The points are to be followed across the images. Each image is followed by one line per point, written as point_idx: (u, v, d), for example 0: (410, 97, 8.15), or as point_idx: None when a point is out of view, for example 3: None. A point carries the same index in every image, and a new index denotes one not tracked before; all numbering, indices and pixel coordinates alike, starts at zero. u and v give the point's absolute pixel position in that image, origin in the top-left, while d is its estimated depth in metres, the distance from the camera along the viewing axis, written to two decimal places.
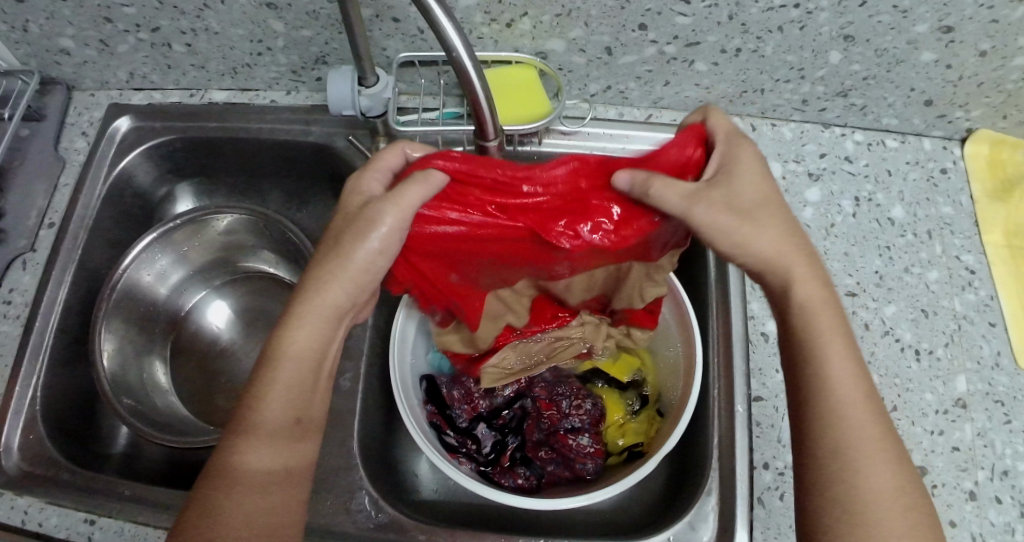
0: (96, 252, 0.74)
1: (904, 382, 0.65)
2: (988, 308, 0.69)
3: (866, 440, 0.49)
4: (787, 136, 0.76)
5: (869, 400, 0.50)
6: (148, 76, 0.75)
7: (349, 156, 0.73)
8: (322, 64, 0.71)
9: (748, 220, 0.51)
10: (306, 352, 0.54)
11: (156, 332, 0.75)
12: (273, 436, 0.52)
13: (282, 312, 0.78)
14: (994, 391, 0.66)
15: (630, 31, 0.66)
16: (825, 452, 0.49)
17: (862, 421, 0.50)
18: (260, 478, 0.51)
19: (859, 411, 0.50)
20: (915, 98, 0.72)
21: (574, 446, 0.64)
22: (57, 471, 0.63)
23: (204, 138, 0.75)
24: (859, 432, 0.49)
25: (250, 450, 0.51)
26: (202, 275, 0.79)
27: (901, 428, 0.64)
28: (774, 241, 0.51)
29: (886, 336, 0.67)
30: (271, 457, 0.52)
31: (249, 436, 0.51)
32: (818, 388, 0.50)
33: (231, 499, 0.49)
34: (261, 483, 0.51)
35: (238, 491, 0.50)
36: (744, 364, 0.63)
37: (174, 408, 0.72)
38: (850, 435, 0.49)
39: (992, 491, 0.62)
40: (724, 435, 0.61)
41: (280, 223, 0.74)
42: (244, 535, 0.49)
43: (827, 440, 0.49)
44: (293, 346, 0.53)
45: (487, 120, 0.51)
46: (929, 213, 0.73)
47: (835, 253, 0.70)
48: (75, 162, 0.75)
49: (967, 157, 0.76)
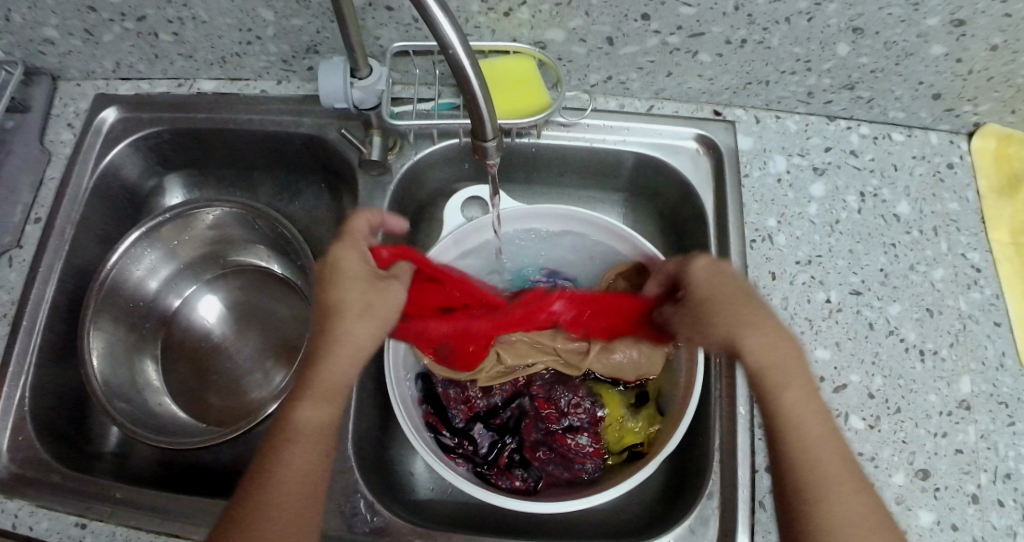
0: (83, 247, 0.72)
1: (908, 383, 0.64)
2: (993, 307, 0.68)
3: (842, 482, 0.49)
4: (792, 128, 0.74)
5: (840, 449, 0.50)
6: (134, 66, 0.72)
7: (341, 148, 0.70)
8: (313, 54, 0.69)
9: (709, 308, 0.54)
10: (350, 353, 0.54)
11: (146, 329, 0.74)
12: (321, 394, 0.53)
13: (275, 308, 0.77)
14: (998, 393, 0.65)
15: (632, 21, 0.64)
16: (790, 491, 0.50)
17: (836, 463, 0.49)
18: (309, 438, 0.52)
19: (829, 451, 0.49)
20: (923, 92, 0.70)
21: (573, 446, 0.64)
22: (48, 473, 0.62)
23: (193, 130, 0.73)
24: (831, 478, 0.49)
25: (301, 404, 0.52)
26: (192, 269, 0.77)
27: (906, 430, 0.63)
28: (741, 320, 0.53)
29: (891, 336, 0.65)
30: (310, 448, 0.51)
31: (303, 389, 0.53)
32: (792, 439, 0.50)
33: (287, 450, 0.51)
34: (308, 443, 0.51)
35: (278, 486, 0.50)
36: (746, 365, 0.62)
37: (165, 406, 0.71)
38: (825, 479, 0.49)
39: (995, 494, 0.62)
40: (726, 438, 0.61)
41: (272, 218, 0.73)
42: (292, 487, 0.50)
43: (799, 482, 0.49)
44: (347, 319, 0.54)
45: (486, 122, 0.49)
46: (936, 210, 0.71)
47: (840, 250, 0.68)
48: (61, 155, 0.73)
49: (973, 151, 0.74)
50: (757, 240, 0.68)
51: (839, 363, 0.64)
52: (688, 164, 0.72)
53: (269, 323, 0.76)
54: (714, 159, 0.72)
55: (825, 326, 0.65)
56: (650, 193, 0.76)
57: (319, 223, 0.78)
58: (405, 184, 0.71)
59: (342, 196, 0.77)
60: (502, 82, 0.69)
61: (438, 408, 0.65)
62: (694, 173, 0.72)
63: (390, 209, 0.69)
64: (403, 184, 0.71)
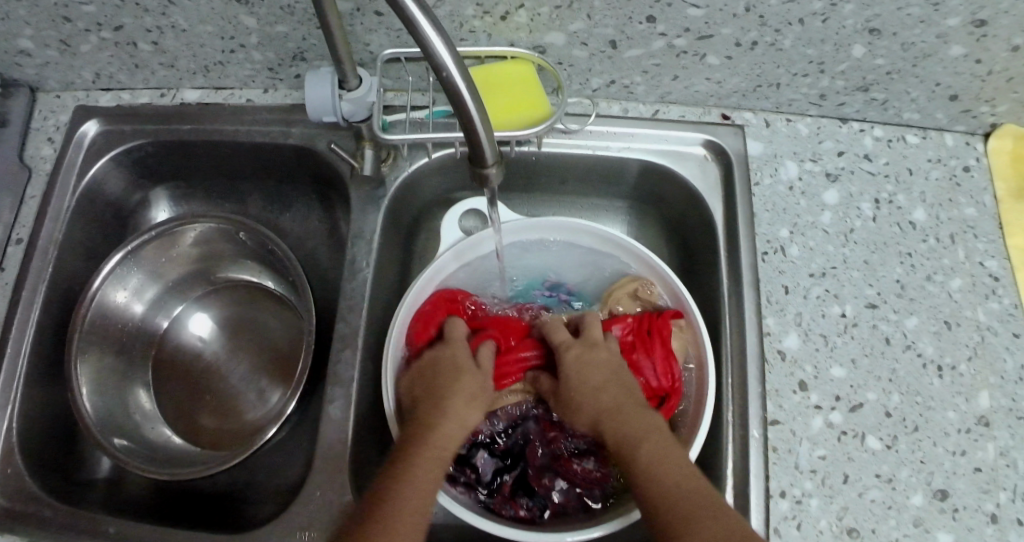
0: (68, 267, 0.69)
1: (926, 399, 0.62)
2: (1012, 318, 0.66)
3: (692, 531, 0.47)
4: (803, 131, 0.70)
5: (688, 498, 0.49)
6: (115, 76, 0.69)
7: (332, 160, 0.67)
8: (300, 61, 0.65)
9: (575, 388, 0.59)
10: (454, 433, 0.56)
11: (135, 349, 0.71)
12: (449, 425, 0.56)
13: (268, 325, 0.74)
14: (1018, 408, 0.63)
15: (636, 24, 0.61)
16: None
17: (687, 496, 0.49)
18: (433, 457, 0.53)
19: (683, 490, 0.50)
20: (941, 93, 0.67)
21: (579, 471, 0.61)
22: (38, 506, 0.60)
23: (178, 142, 0.70)
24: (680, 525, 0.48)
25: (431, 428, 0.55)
26: (182, 286, 0.74)
27: (923, 449, 0.61)
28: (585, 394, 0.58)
29: (908, 351, 0.63)
30: (434, 467, 0.53)
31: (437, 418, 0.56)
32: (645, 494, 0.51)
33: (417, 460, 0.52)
34: (432, 461, 0.53)
35: (400, 505, 0.49)
36: (759, 386, 0.60)
37: (158, 430, 0.69)
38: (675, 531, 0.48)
39: (1016, 513, 0.60)
40: (738, 460, 0.59)
41: (262, 234, 0.70)
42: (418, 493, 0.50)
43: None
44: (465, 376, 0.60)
45: (485, 147, 0.46)
46: (952, 216, 0.69)
47: (855, 261, 0.65)
48: (42, 171, 0.70)
49: (990, 153, 0.71)
50: (770, 252, 0.64)
51: (855, 381, 0.61)
52: (696, 170, 0.69)
53: (262, 341, 0.73)
54: (722, 165, 0.69)
55: (840, 342, 0.62)
56: (654, 200, 0.73)
57: (312, 236, 0.76)
58: (400, 197, 0.68)
59: (335, 208, 0.73)
60: (498, 90, 0.65)
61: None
62: (702, 180, 0.68)
63: (384, 224, 0.66)
64: (398, 196, 0.67)
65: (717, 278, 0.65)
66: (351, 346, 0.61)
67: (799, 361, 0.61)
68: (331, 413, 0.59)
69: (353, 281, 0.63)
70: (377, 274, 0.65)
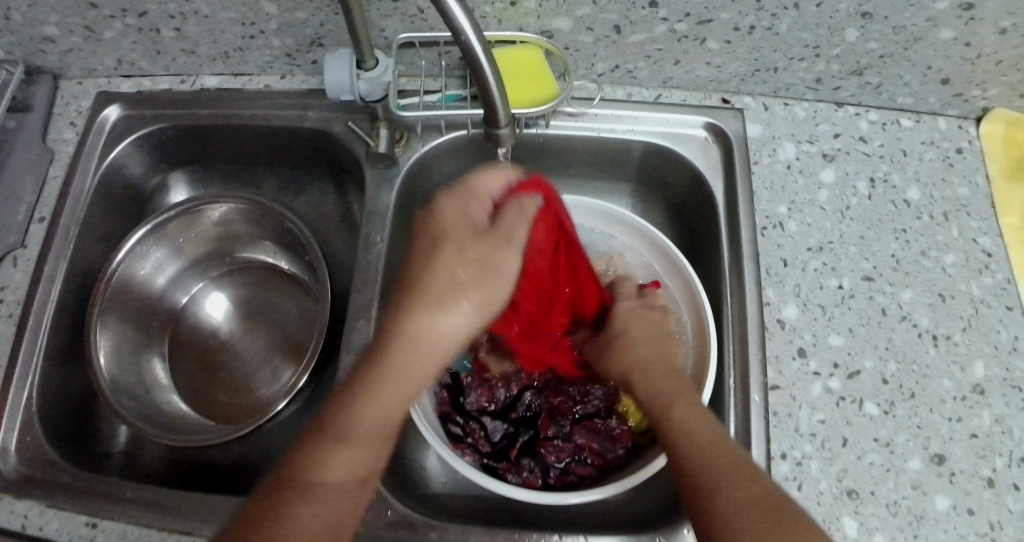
0: (88, 247, 0.71)
1: (922, 367, 0.64)
2: (1005, 292, 0.68)
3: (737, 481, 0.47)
4: (800, 115, 0.72)
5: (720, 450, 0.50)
6: (136, 63, 0.72)
7: (348, 141, 0.69)
8: (317, 47, 0.68)
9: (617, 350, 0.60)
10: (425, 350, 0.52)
11: (153, 326, 0.73)
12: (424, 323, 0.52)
13: (283, 306, 0.76)
14: (1012, 376, 0.65)
15: (640, 9, 0.63)
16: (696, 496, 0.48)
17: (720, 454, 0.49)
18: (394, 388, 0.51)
19: (738, 490, 0.47)
20: (932, 77, 0.69)
21: (602, 429, 0.64)
22: (56, 473, 0.62)
23: (197, 127, 0.72)
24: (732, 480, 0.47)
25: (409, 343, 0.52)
26: (200, 266, 0.76)
27: (921, 415, 0.63)
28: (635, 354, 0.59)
29: (903, 322, 0.65)
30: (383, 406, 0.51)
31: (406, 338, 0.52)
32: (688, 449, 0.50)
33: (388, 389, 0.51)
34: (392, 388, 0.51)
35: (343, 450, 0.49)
36: (760, 352, 0.62)
37: (172, 404, 0.71)
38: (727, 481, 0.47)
39: (1011, 478, 0.62)
40: (740, 424, 0.61)
41: (279, 214, 0.72)
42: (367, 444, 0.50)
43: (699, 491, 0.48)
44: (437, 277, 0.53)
45: (496, 101, 0.49)
46: (946, 194, 0.71)
47: (851, 237, 0.67)
48: (64, 153, 0.72)
49: (983, 137, 0.73)
50: (769, 227, 0.66)
51: (852, 349, 0.63)
52: (698, 151, 0.71)
53: (277, 320, 0.75)
54: (722, 147, 0.71)
55: (838, 312, 0.64)
56: (658, 181, 0.75)
57: (324, 218, 0.77)
58: (411, 177, 0.70)
59: (349, 191, 0.76)
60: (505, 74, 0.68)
61: (455, 394, 0.65)
62: (704, 161, 0.70)
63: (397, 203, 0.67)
64: (411, 176, 0.69)
65: (719, 253, 0.67)
66: (366, 316, 0.63)
67: (798, 330, 0.63)
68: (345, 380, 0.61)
69: (368, 255, 0.65)
70: (391, 249, 0.67)
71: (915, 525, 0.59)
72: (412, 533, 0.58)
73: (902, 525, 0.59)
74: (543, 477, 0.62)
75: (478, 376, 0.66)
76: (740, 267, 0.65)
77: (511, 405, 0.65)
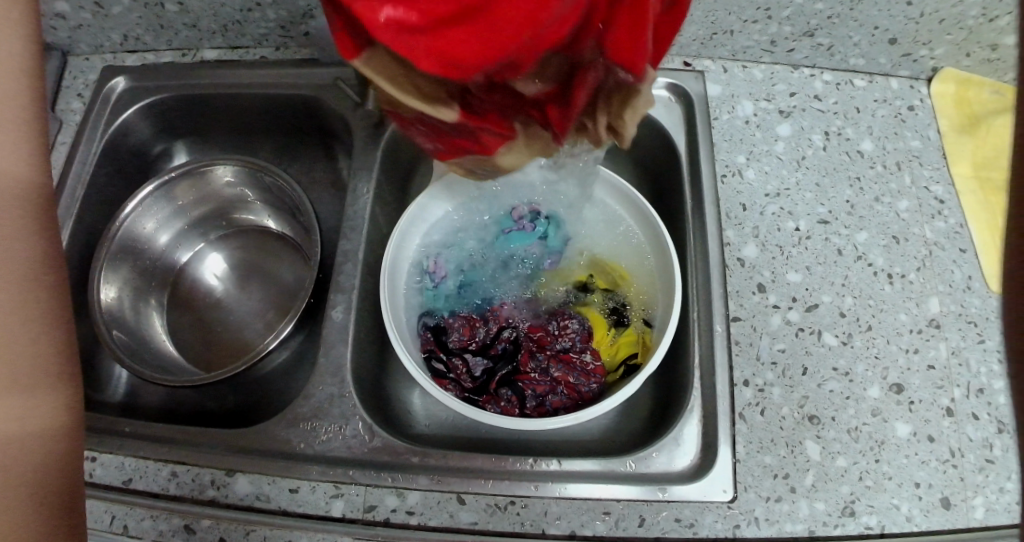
0: (93, 207, 0.76)
1: (878, 303, 0.67)
2: (958, 235, 0.72)
3: None
4: (758, 76, 0.77)
5: None
6: (141, 38, 0.78)
7: (336, 103, 0.74)
8: (309, 18, 0.73)
9: None
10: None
11: (154, 283, 0.77)
12: None
13: (278, 267, 0.80)
14: (967, 312, 0.68)
15: None
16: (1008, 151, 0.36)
17: None
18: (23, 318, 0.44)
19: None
20: (880, 37, 0.74)
21: (578, 364, 0.67)
22: None
23: (197, 96, 0.77)
24: None
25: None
26: (199, 229, 0.81)
27: (878, 347, 0.66)
28: None
29: (859, 261, 0.69)
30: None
31: None
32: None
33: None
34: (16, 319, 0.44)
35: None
36: (721, 288, 0.65)
37: (171, 357, 0.74)
38: None
39: (969, 408, 0.64)
40: (705, 355, 0.64)
41: (273, 174, 0.76)
42: None
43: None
44: None
45: None
46: (898, 146, 0.75)
47: (807, 184, 0.71)
48: (72, 122, 0.77)
49: (933, 95, 0.78)
50: (728, 174, 0.71)
51: (810, 285, 0.67)
52: (662, 111, 0.74)
53: (271, 280, 0.79)
54: (685, 105, 0.75)
55: (795, 252, 0.68)
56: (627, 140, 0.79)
57: (316, 183, 0.82)
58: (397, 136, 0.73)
59: (337, 155, 0.80)
60: None
61: (441, 335, 0.69)
62: (666, 116, 0.74)
63: (383, 158, 0.71)
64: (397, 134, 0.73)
65: (682, 205, 0.71)
66: (353, 259, 0.67)
67: (757, 267, 0.67)
68: (334, 317, 0.65)
69: (355, 205, 0.69)
70: (376, 200, 0.70)
71: (876, 450, 0.62)
72: (394, 459, 0.60)
73: (864, 450, 0.62)
74: (523, 406, 0.65)
75: (459, 318, 0.71)
76: (702, 208, 0.69)
77: (493, 342, 0.70)
